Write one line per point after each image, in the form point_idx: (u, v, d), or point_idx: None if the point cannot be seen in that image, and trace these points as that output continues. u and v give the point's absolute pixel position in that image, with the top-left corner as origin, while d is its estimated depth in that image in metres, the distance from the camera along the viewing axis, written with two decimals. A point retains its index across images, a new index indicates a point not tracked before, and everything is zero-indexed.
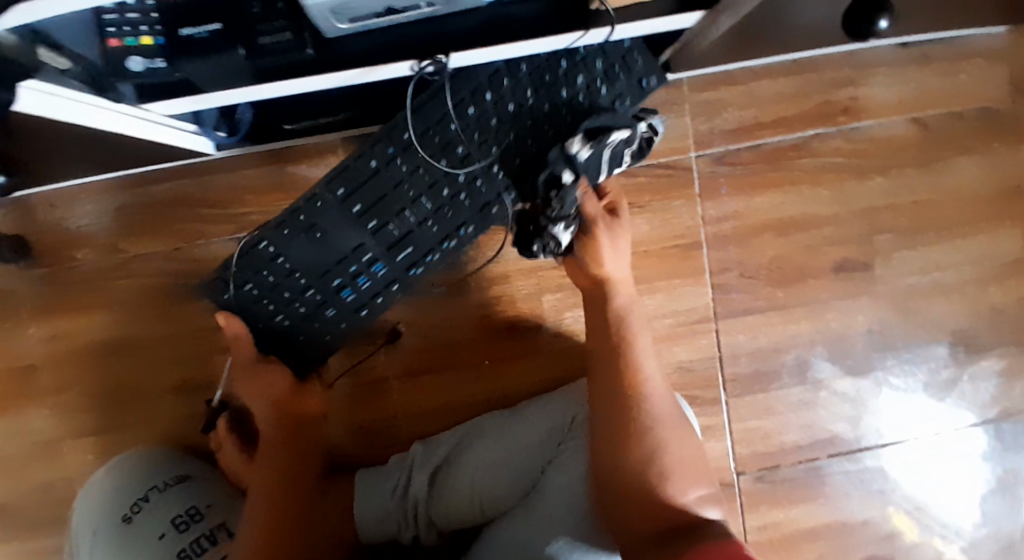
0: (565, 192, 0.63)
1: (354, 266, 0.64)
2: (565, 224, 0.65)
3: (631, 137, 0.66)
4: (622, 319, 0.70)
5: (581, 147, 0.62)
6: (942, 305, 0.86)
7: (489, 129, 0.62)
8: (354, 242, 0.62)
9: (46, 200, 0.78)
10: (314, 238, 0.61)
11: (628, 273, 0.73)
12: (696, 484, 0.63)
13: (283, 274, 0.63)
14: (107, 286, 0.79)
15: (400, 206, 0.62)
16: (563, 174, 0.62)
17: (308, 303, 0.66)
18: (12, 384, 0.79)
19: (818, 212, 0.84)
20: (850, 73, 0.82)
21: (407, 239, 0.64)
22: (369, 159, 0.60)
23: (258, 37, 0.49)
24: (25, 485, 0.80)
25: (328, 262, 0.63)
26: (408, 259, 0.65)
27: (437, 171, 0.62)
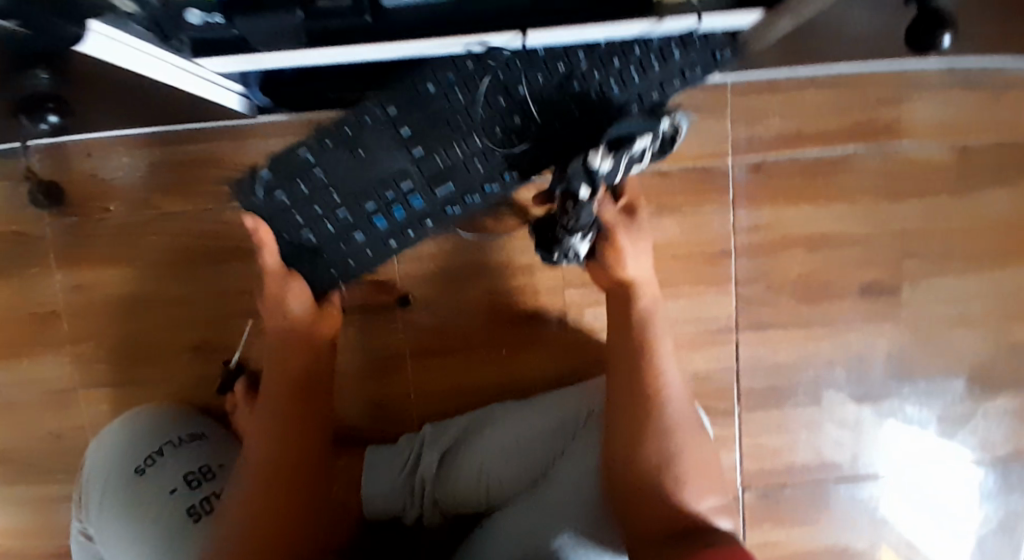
0: (580, 205, 0.63)
1: (391, 193, 0.60)
2: (584, 233, 0.66)
3: (657, 139, 0.62)
4: (646, 322, 0.69)
5: (602, 161, 0.60)
6: (965, 337, 0.85)
7: (557, 70, 0.57)
8: (397, 166, 0.59)
9: (82, 148, 0.77)
10: (357, 155, 0.58)
11: (651, 274, 0.71)
12: (710, 493, 0.63)
13: (317, 188, 0.59)
14: (135, 239, 0.79)
15: (450, 136, 0.58)
16: (581, 189, 0.61)
17: (337, 224, 0.61)
18: (34, 329, 0.80)
19: (850, 232, 0.83)
20: (895, 92, 0.81)
21: (450, 174, 0.60)
22: (426, 85, 0.57)
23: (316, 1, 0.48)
24: (39, 429, 0.81)
25: (368, 184, 0.59)
26: (449, 196, 0.61)
27: (495, 106, 0.58)
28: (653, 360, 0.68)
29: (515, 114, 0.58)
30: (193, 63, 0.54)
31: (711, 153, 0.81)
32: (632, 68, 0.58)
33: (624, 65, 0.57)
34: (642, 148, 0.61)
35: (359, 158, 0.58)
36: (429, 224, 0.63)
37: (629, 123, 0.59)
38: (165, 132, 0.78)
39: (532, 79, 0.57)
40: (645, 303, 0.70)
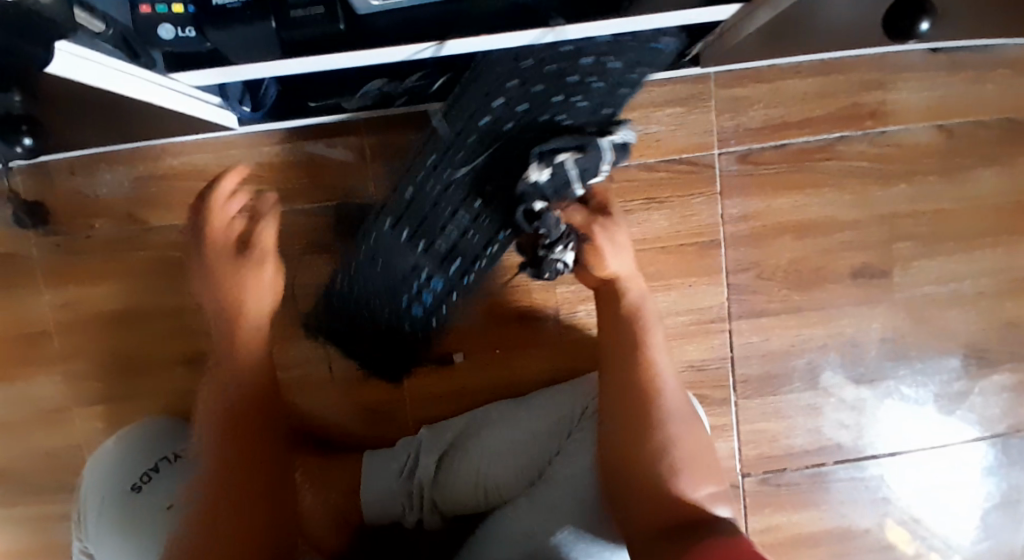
0: (542, 218, 0.64)
1: (414, 284, 0.70)
2: (563, 243, 0.70)
3: (596, 148, 0.60)
4: (634, 318, 0.69)
5: (538, 173, 0.60)
6: (958, 316, 0.85)
7: (505, 133, 0.61)
8: (410, 263, 0.68)
9: (65, 166, 0.77)
10: (376, 266, 0.70)
11: (634, 266, 0.72)
12: (706, 482, 0.63)
13: (359, 295, 0.74)
14: (122, 256, 0.79)
15: (443, 225, 0.66)
16: (535, 204, 0.63)
17: (382, 317, 0.74)
18: (24, 350, 0.79)
19: (840, 216, 0.83)
20: (880, 76, 0.81)
21: (456, 252, 0.68)
22: (404, 192, 0.66)
23: (291, 10, 0.48)
24: (35, 450, 0.81)
25: (393, 284, 0.70)
26: (460, 268, 0.69)
27: (463, 185, 0.64)
28: (644, 353, 0.67)
29: (485, 183, 0.64)
30: (169, 76, 0.54)
31: (698, 144, 0.81)
32: (571, 97, 0.60)
33: (565, 96, 0.60)
34: (574, 159, 0.60)
35: (382, 269, 0.70)
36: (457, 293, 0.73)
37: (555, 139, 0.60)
38: (149, 147, 0.77)
39: (487, 154, 0.62)
40: (631, 298, 0.70)
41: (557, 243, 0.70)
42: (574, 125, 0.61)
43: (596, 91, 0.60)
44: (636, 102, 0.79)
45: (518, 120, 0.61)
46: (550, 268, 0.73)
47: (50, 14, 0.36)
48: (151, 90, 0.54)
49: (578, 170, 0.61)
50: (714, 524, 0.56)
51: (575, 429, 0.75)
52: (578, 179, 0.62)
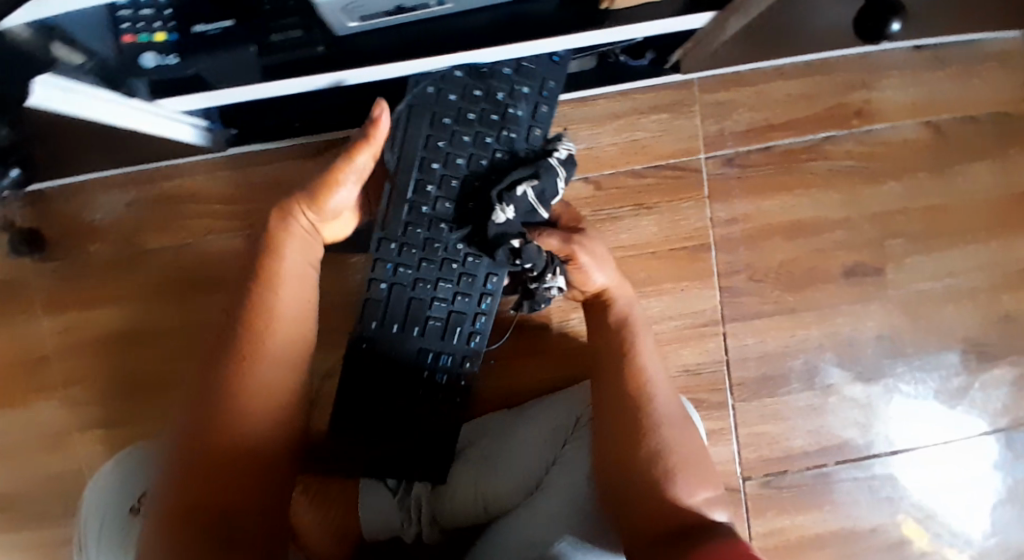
0: (525, 252, 0.67)
1: (423, 370, 0.71)
2: (551, 271, 0.69)
3: (546, 172, 0.66)
4: (624, 329, 0.70)
5: (501, 214, 0.65)
6: (954, 312, 0.85)
7: (455, 190, 0.67)
8: (413, 349, 0.70)
9: (60, 193, 0.79)
10: (371, 373, 0.71)
11: (620, 274, 0.74)
12: (702, 486, 0.62)
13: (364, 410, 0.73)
14: (118, 279, 0.80)
15: (429, 297, 0.70)
16: (514, 240, 0.67)
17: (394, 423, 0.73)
18: (24, 375, 0.81)
19: (830, 216, 0.83)
20: (864, 75, 0.82)
21: (452, 319, 0.71)
22: (378, 287, 0.69)
23: (270, 35, 0.50)
24: (36, 474, 0.81)
25: (398, 376, 0.71)
26: (463, 336, 0.71)
27: (438, 253, 0.69)
28: (635, 359, 0.68)
29: (456, 244, 0.69)
30: (155, 105, 0.55)
31: (684, 149, 0.82)
32: (502, 132, 0.67)
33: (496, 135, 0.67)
34: (532, 187, 0.65)
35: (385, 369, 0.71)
36: (469, 365, 0.72)
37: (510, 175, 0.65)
38: (141, 171, 0.79)
39: (447, 217, 0.68)
40: (620, 308, 0.72)
41: (544, 271, 0.69)
42: (512, 156, 0.67)
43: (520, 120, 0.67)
44: (621, 110, 0.80)
45: (460, 174, 0.67)
46: (544, 297, 0.74)
47: (26, 48, 0.37)
48: (140, 117, 0.56)
49: (538, 195, 0.66)
50: (712, 529, 0.55)
51: (571, 438, 0.75)
52: (542, 206, 0.68)
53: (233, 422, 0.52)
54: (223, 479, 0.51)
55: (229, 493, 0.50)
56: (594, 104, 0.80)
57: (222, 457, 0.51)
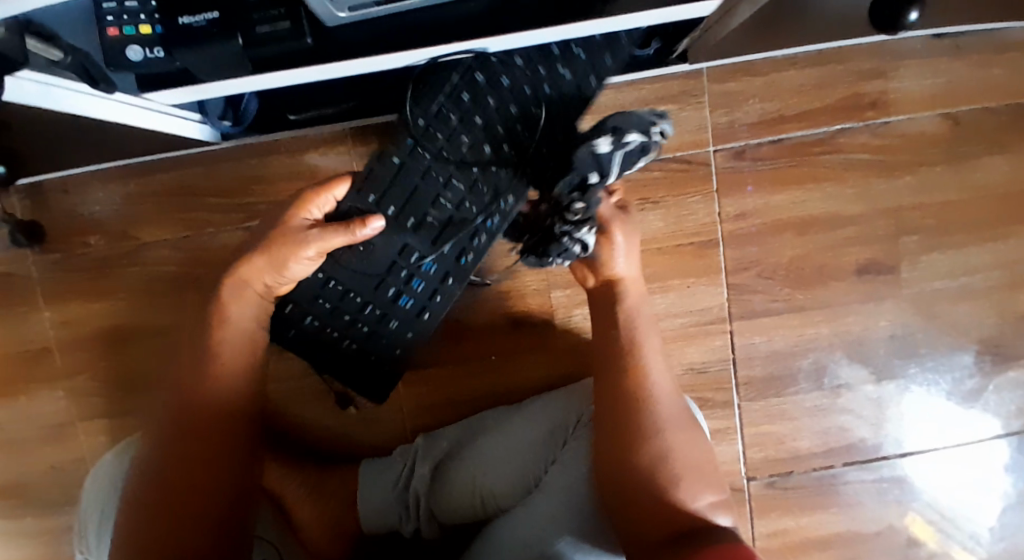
0: (588, 194, 0.62)
1: (404, 271, 0.66)
2: (590, 225, 0.64)
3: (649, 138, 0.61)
4: (629, 325, 0.67)
5: (602, 143, 0.60)
6: (969, 311, 0.82)
7: (503, 89, 0.63)
8: (398, 245, 0.64)
9: (59, 186, 0.78)
10: (352, 256, 0.65)
11: (636, 272, 0.70)
12: (705, 488, 0.60)
13: (337, 297, 0.67)
14: (117, 273, 0.80)
15: (436, 195, 0.64)
16: (590, 176, 0.61)
17: (368, 319, 0.68)
18: (26, 367, 0.81)
19: (842, 211, 0.81)
20: (880, 64, 0.78)
21: (451, 226, 0.65)
22: (389, 160, 0.62)
23: (255, 27, 0.46)
24: (40, 465, 0.82)
25: (376, 270, 0.66)
26: (457, 247, 0.66)
27: (460, 147, 0.63)
28: (638, 356, 0.65)
29: (484, 144, 0.63)
30: (139, 98, 0.54)
31: (692, 141, 0.79)
32: (570, 47, 0.63)
33: (565, 48, 0.63)
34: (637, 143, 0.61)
35: (363, 251, 0.65)
36: (453, 281, 0.68)
37: (619, 120, 0.61)
38: (139, 163, 0.78)
39: (484, 110, 0.63)
40: (628, 304, 0.68)
41: (584, 223, 0.64)
42: (574, 75, 0.64)
43: (595, 42, 0.63)
44: (627, 100, 0.78)
45: (515, 75, 0.63)
46: (562, 250, 0.66)
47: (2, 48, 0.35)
48: (122, 110, 0.55)
49: (630, 158, 0.61)
50: (713, 535, 0.53)
51: (571, 437, 0.73)
52: (624, 165, 0.61)
53: (206, 407, 0.55)
54: (201, 465, 0.53)
55: (206, 476, 0.53)
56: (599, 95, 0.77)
57: (197, 442, 0.54)
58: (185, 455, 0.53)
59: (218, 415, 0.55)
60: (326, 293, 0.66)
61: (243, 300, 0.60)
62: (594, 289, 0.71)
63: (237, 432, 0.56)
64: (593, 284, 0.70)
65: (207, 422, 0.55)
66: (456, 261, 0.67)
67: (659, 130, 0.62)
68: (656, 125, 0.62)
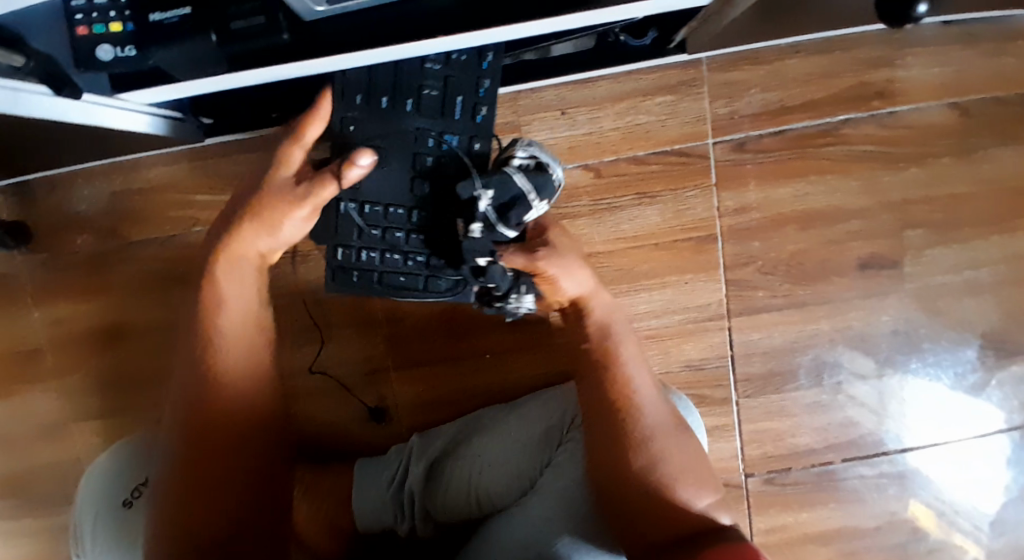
0: (489, 272, 0.58)
1: (429, 158, 0.60)
2: (516, 291, 0.61)
3: (506, 183, 0.53)
4: (602, 337, 0.61)
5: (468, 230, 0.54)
6: (975, 305, 0.80)
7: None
8: (409, 133, 0.59)
9: (45, 184, 0.77)
10: (382, 179, 0.61)
11: (596, 281, 0.63)
12: (702, 490, 0.58)
13: (384, 217, 0.62)
14: (105, 271, 0.78)
15: (416, 85, 0.57)
16: (479, 259, 0.57)
17: (425, 229, 0.62)
18: (16, 366, 0.80)
19: (845, 204, 0.79)
20: (887, 52, 0.76)
21: (448, 99, 0.58)
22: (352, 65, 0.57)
23: (228, 22, 0.43)
24: (33, 464, 0.81)
25: (405, 172, 0.61)
26: (466, 109, 0.58)
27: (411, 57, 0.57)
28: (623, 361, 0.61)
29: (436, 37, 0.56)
30: (114, 98, 0.52)
31: (691, 133, 0.77)
32: None
33: None
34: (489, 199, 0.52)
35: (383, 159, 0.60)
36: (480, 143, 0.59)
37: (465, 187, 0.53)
38: (126, 161, 0.76)
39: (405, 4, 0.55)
40: (598, 315, 0.62)
41: (510, 291, 0.61)
42: None
43: None
44: (625, 91, 0.76)
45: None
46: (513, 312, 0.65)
47: None
48: (98, 110, 0.53)
49: (501, 214, 0.53)
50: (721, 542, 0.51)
51: (565, 439, 0.72)
52: (505, 223, 0.53)
53: (220, 413, 0.49)
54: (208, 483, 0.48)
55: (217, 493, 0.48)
56: (596, 86, 0.76)
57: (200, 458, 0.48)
58: (204, 472, 0.48)
59: (225, 414, 0.50)
60: (374, 218, 0.62)
61: (243, 284, 0.54)
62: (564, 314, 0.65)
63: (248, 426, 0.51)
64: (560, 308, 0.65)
65: (212, 424, 0.49)
66: (474, 121, 0.59)
67: (526, 158, 0.55)
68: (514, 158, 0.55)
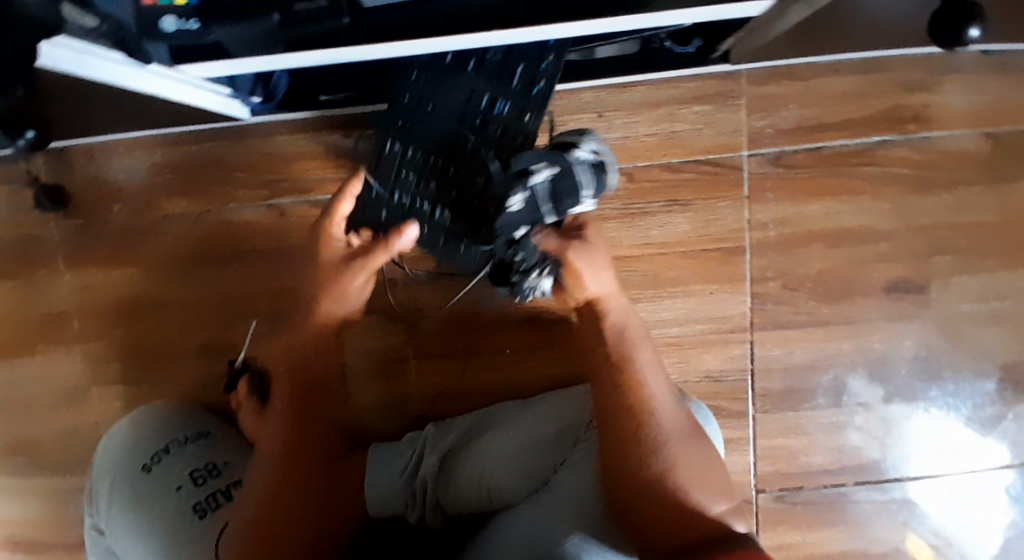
0: (522, 243, 0.63)
1: (477, 117, 0.64)
2: (537, 268, 0.68)
3: (566, 171, 0.58)
4: (617, 338, 0.63)
5: (512, 198, 0.58)
6: (998, 337, 0.80)
7: None
8: (464, 92, 0.64)
9: (86, 151, 0.78)
10: (429, 129, 0.65)
11: (616, 283, 0.65)
12: (714, 497, 0.57)
13: (421, 163, 0.66)
14: (139, 242, 0.80)
15: (479, 51, 0.63)
16: (516, 231, 0.60)
17: (457, 185, 0.65)
18: (45, 329, 0.81)
19: (874, 226, 0.79)
20: (926, 76, 0.76)
21: (507, 67, 0.63)
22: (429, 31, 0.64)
23: (294, 2, 0.44)
24: (53, 427, 0.82)
25: (451, 126, 0.65)
26: (522, 82, 0.63)
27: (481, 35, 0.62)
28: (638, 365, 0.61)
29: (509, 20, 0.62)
30: (173, 69, 0.53)
31: (725, 144, 0.77)
32: None
33: None
34: (547, 176, 0.58)
35: (434, 109, 0.65)
36: (529, 117, 0.63)
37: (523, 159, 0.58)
38: (165, 134, 0.77)
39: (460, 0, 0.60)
40: (612, 316, 0.64)
41: (530, 268, 0.68)
42: None
43: None
44: (662, 98, 0.76)
45: None
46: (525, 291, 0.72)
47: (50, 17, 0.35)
48: (154, 80, 0.54)
49: (548, 194, 0.58)
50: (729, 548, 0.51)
51: (581, 439, 0.72)
52: (552, 205, 0.58)
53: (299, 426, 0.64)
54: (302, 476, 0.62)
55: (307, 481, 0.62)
56: (634, 91, 0.76)
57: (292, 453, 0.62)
58: (297, 474, 0.61)
59: (308, 432, 0.64)
60: (412, 161, 0.66)
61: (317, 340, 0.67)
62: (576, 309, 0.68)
63: (316, 433, 0.64)
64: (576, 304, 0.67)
65: (298, 438, 0.63)
66: (528, 93, 0.63)
67: (588, 154, 0.60)
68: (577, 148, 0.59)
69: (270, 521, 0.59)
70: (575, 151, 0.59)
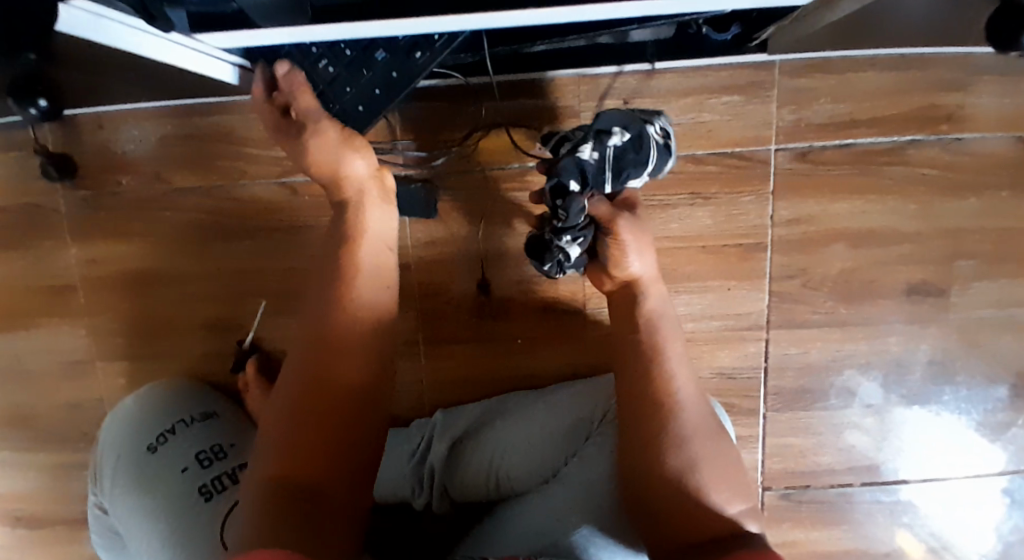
0: (570, 203, 0.56)
1: None
2: (573, 236, 0.61)
3: (642, 141, 0.56)
4: (651, 328, 0.61)
5: (581, 150, 0.55)
6: (1015, 343, 0.79)
7: None
8: None
9: (94, 120, 0.75)
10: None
11: (655, 269, 0.65)
12: (733, 496, 0.55)
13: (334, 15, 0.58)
14: (146, 214, 0.78)
15: None
16: (570, 182, 0.56)
17: (354, 47, 0.57)
18: (48, 300, 0.79)
19: (897, 227, 0.77)
20: (961, 76, 0.74)
21: None
22: None
23: None
24: (54, 399, 0.81)
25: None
26: None
27: None
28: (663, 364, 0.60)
29: None
30: (193, 39, 0.50)
31: (754, 138, 0.75)
32: None
33: None
34: (619, 143, 0.56)
35: None
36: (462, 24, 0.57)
37: (603, 119, 0.56)
38: (178, 105, 0.75)
39: None
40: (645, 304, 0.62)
41: (567, 232, 0.61)
42: None
43: None
44: (691, 87, 0.74)
45: None
46: (553, 258, 0.64)
47: None
48: (174, 49, 0.52)
49: (615, 159, 0.56)
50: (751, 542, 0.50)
51: (595, 433, 0.70)
52: (616, 172, 0.56)
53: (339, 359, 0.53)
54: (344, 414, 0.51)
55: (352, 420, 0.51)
56: (662, 79, 0.74)
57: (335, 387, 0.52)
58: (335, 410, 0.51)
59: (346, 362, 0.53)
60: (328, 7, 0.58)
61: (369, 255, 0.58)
62: (612, 294, 0.66)
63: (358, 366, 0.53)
64: (610, 288, 0.66)
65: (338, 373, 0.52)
66: None
67: (660, 130, 0.58)
68: (653, 124, 0.58)
69: (312, 453, 0.49)
70: (651, 125, 0.58)
